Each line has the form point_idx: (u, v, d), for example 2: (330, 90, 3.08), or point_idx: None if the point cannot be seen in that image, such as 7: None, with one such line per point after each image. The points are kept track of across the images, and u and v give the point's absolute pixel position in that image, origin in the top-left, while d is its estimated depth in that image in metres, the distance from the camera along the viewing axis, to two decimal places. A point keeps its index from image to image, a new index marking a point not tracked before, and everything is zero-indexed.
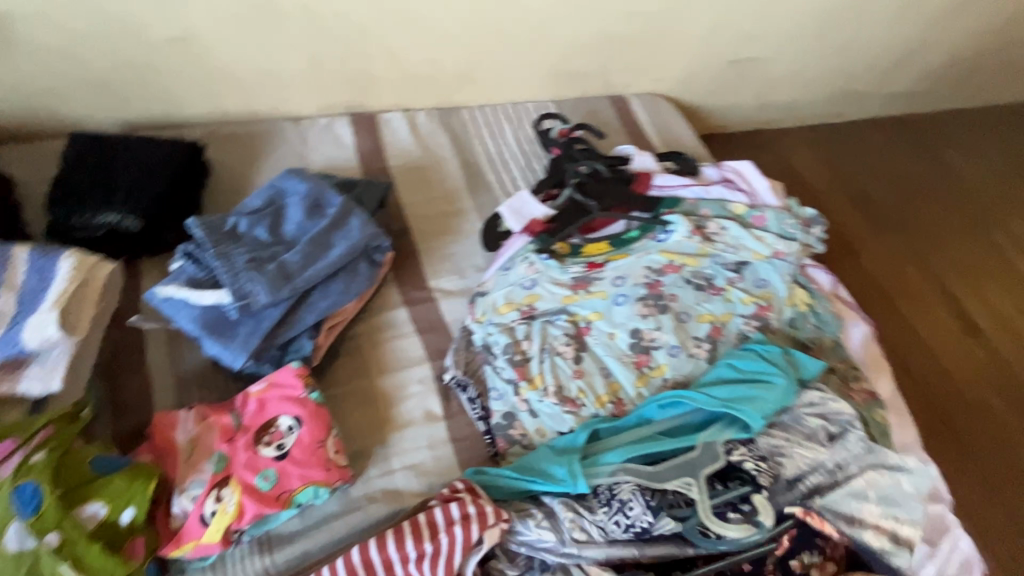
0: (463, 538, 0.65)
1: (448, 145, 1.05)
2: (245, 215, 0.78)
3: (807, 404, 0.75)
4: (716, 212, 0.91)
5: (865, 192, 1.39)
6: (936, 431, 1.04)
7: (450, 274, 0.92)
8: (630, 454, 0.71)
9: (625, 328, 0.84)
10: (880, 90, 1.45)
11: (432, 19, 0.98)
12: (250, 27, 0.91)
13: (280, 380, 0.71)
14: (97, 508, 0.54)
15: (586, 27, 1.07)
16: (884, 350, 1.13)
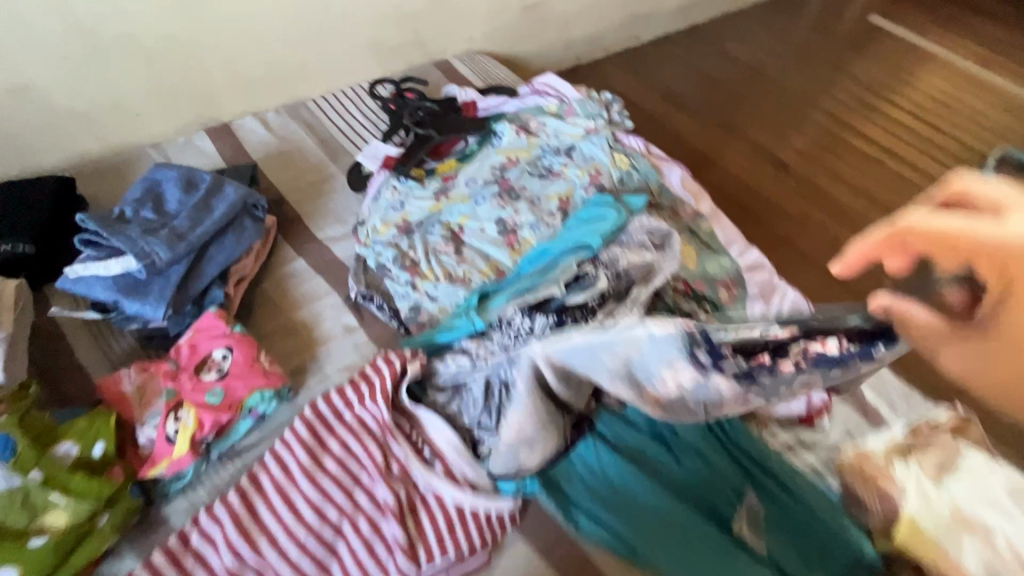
0: (386, 374, 0.82)
1: (302, 130, 1.25)
2: (129, 203, 0.86)
3: (636, 228, 1.06)
4: (538, 115, 1.26)
5: (676, 95, 1.93)
6: (796, 262, 1.46)
7: (335, 224, 1.10)
8: (512, 293, 0.94)
9: (490, 220, 1.09)
10: (642, 15, 2.04)
11: (252, 17, 1.14)
12: (79, 64, 1.01)
13: (204, 325, 0.83)
14: (69, 447, 0.68)
15: (388, 2, 1.32)
16: (747, 219, 1.56)
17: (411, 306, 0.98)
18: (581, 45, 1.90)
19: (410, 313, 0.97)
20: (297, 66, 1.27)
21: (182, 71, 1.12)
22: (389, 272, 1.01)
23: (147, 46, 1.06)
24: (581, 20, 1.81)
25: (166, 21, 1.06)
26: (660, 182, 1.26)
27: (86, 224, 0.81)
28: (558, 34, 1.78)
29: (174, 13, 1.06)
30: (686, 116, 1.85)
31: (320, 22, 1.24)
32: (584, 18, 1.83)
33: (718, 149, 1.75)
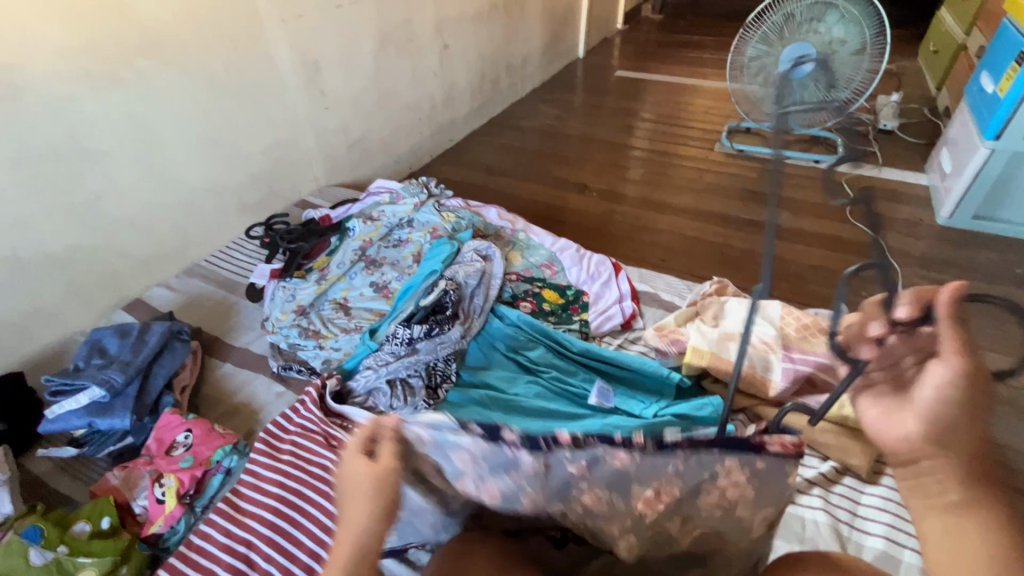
0: (311, 395, 1.12)
1: (201, 282, 1.59)
2: (80, 356, 1.14)
3: (467, 249, 1.47)
4: (378, 207, 1.68)
5: (494, 169, 2.52)
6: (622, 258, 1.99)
7: (248, 331, 1.42)
8: (390, 319, 1.29)
9: (365, 286, 1.45)
10: (451, 123, 2.66)
11: (142, 215, 1.50)
12: (8, 287, 1.29)
13: (165, 420, 1.07)
14: (83, 525, 0.89)
15: (245, 170, 1.74)
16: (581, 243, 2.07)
17: (323, 360, 1.28)
18: (408, 157, 2.43)
19: (324, 365, 1.27)
20: (183, 238, 1.63)
21: (91, 268, 1.43)
22: (299, 345, 1.31)
23: (58, 257, 1.36)
24: (399, 140, 2.34)
25: (72, 235, 1.37)
26: (482, 221, 1.71)
27: (51, 381, 1.07)
28: (386, 154, 2.29)
29: (75, 227, 1.38)
30: (505, 180, 2.44)
31: (192, 200, 1.61)
32: (406, 136, 2.38)
33: (534, 196, 2.34)
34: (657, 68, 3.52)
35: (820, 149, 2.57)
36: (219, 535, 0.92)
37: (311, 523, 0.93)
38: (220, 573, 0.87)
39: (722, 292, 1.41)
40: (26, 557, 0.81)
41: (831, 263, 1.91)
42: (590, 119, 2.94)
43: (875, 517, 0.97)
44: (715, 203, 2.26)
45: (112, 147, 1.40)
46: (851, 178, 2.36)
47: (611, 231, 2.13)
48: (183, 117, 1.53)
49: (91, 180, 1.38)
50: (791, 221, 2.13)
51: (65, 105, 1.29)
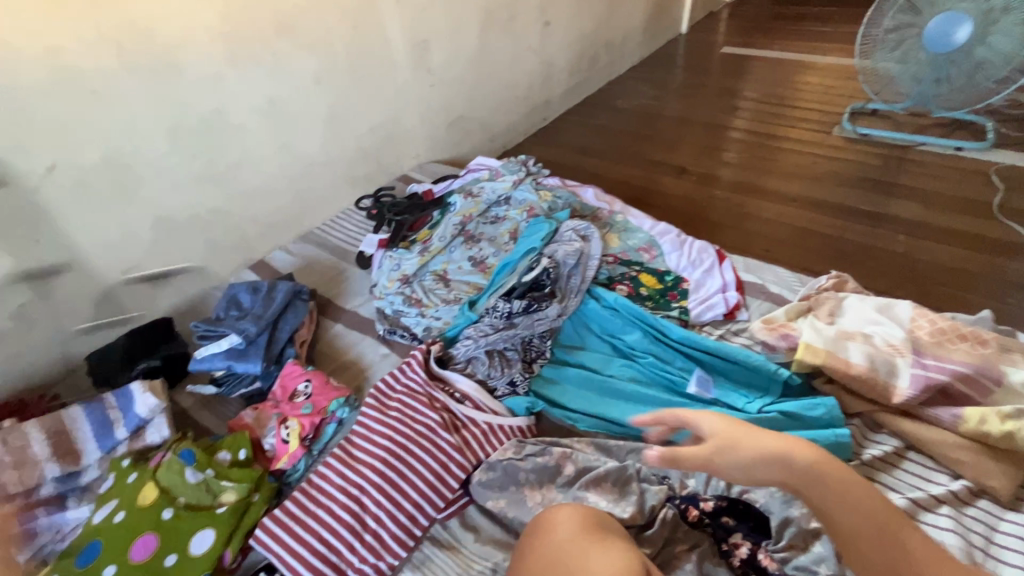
0: (415, 358, 1.18)
1: (316, 249, 1.73)
2: (221, 308, 1.29)
3: (567, 228, 1.46)
4: (477, 184, 1.72)
5: (588, 150, 2.47)
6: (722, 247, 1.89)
7: (357, 296, 1.52)
8: (490, 294, 1.32)
9: (464, 260, 1.49)
10: (546, 102, 2.64)
11: (268, 184, 1.65)
12: (163, 243, 1.48)
13: (289, 371, 1.18)
14: (224, 454, 1.02)
15: (356, 145, 1.84)
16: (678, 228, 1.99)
17: (424, 327, 1.35)
18: (504, 136, 2.45)
19: (425, 332, 1.34)
20: (302, 206, 1.77)
21: (226, 230, 1.60)
22: (403, 311, 1.39)
23: (203, 219, 1.54)
24: (496, 118, 2.36)
25: (214, 200, 1.54)
26: (580, 201, 1.69)
27: (199, 326, 1.22)
28: (483, 133, 2.33)
29: (216, 193, 1.54)
30: (599, 161, 2.39)
31: (310, 171, 1.74)
32: (503, 115, 2.40)
33: (629, 178, 2.27)
34: (770, 43, 3.25)
35: (964, 134, 2.26)
36: (335, 476, 1.01)
37: (416, 475, 1.00)
38: (336, 511, 0.97)
39: (841, 287, 1.29)
40: (183, 475, 0.94)
41: (970, 264, 1.69)
42: (692, 99, 2.79)
43: (1015, 547, 0.86)
44: (830, 192, 2.07)
45: (249, 121, 1.54)
46: (1002, 169, 2.05)
47: (711, 217, 2.03)
48: (308, 94, 1.65)
49: (231, 151, 1.53)
50: (922, 214, 1.91)
51: (214, 82, 1.44)
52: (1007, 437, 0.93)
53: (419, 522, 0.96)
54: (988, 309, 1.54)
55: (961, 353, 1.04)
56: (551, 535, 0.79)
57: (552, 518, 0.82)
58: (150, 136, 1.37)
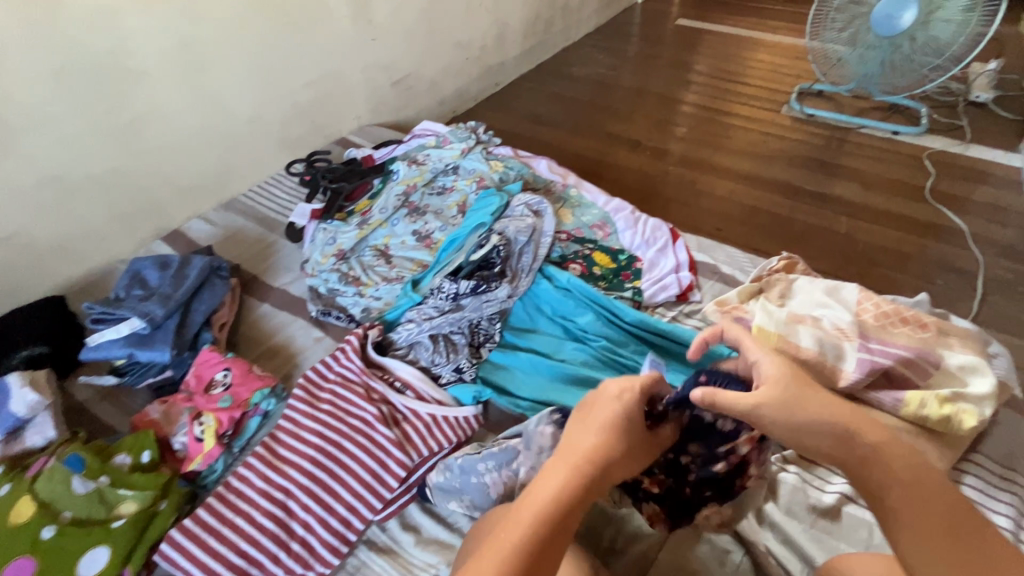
0: (351, 344, 1.08)
1: (240, 218, 1.55)
2: (121, 286, 1.11)
3: (519, 202, 1.37)
4: (423, 151, 1.59)
5: (542, 118, 2.37)
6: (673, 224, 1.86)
7: (287, 273, 1.37)
8: (435, 273, 1.22)
9: (408, 234, 1.38)
10: (499, 65, 2.49)
11: (181, 143, 1.44)
12: (50, 208, 1.26)
13: (204, 358, 1.04)
14: (124, 457, 0.88)
15: (287, 103, 1.65)
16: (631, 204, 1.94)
17: (363, 308, 1.23)
18: (453, 100, 2.29)
19: (363, 313, 1.22)
20: (224, 169, 1.57)
21: (132, 195, 1.40)
22: (338, 291, 1.27)
23: (101, 181, 1.32)
24: (445, 81, 2.20)
25: (114, 159, 1.33)
26: (532, 173, 1.60)
27: (93, 309, 1.05)
28: (431, 95, 2.16)
29: (116, 150, 1.33)
30: (553, 131, 2.29)
31: (233, 129, 1.54)
32: (453, 77, 2.24)
33: (583, 151, 2.20)
34: (724, 17, 3.23)
35: (902, 119, 2.33)
36: (258, 479, 0.90)
37: (350, 474, 0.91)
38: (259, 518, 0.86)
39: (790, 268, 1.29)
40: (69, 485, 0.81)
41: (904, 246, 1.75)
42: (647, 70, 2.73)
43: None
44: (779, 171, 2.08)
45: (154, 66, 1.32)
46: (934, 153, 2.14)
47: (665, 193, 1.99)
48: (228, 38, 1.43)
49: (133, 101, 1.31)
50: (862, 196, 1.96)
51: (108, 16, 1.21)
52: (944, 420, 0.95)
53: (352, 526, 0.87)
54: (919, 291, 1.61)
55: (903, 337, 1.05)
56: (619, 405, 0.63)
57: (620, 388, 0.65)
58: (26, 78, 1.14)
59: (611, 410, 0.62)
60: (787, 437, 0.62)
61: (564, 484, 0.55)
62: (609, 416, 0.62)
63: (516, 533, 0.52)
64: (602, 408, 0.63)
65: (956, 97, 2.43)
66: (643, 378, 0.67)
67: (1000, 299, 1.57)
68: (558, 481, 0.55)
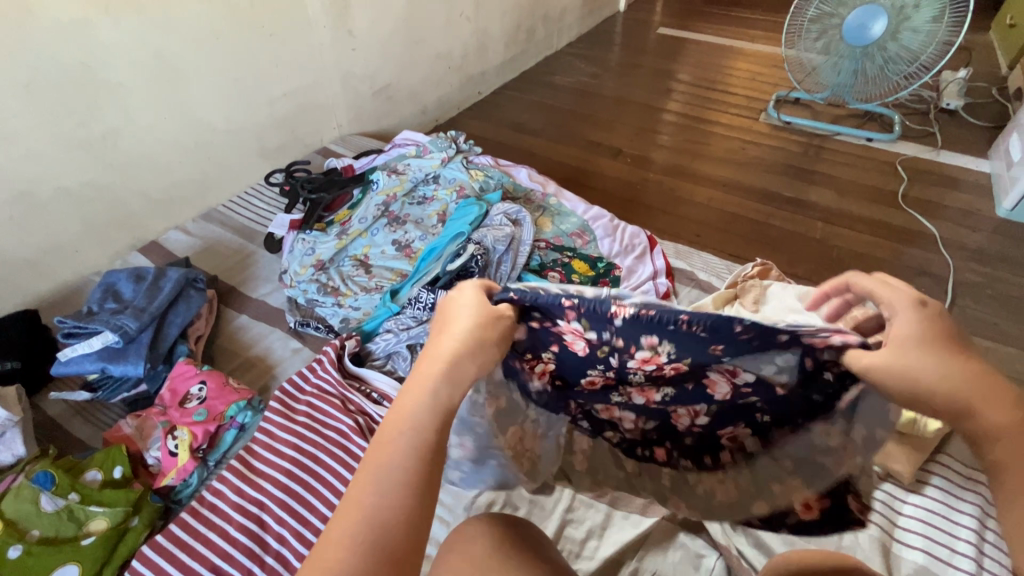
0: (329, 355, 1.08)
1: (219, 229, 1.54)
2: (94, 300, 1.11)
3: (498, 212, 1.38)
4: (403, 160, 1.59)
5: (524, 126, 2.39)
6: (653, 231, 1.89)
7: (266, 283, 1.37)
8: (414, 283, 1.23)
9: (388, 244, 1.38)
10: (481, 74, 2.51)
11: (157, 154, 1.44)
12: (22, 222, 1.25)
13: (179, 372, 1.04)
14: (94, 474, 0.87)
15: (266, 113, 1.65)
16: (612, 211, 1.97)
17: (342, 319, 1.23)
18: (435, 109, 2.30)
19: (342, 324, 1.22)
20: (202, 180, 1.56)
21: (107, 207, 1.39)
22: (317, 301, 1.27)
23: (74, 193, 1.31)
24: (427, 89, 2.21)
25: (87, 171, 1.32)
26: (512, 182, 1.61)
27: (64, 323, 1.04)
28: (412, 104, 2.17)
29: (90, 162, 1.32)
30: (535, 139, 2.31)
31: (211, 140, 1.54)
32: (435, 86, 2.26)
33: (565, 159, 2.22)
34: (703, 27, 3.28)
35: (875, 126, 2.39)
36: (232, 493, 0.89)
37: (326, 486, 0.91)
38: (232, 533, 0.85)
39: (765, 274, 1.31)
40: (37, 503, 0.80)
41: (877, 251, 1.79)
42: (628, 78, 2.77)
43: (915, 529, 0.91)
44: (757, 178, 2.12)
45: (129, 78, 1.32)
46: (906, 160, 2.19)
47: (645, 200, 2.02)
48: (204, 49, 1.43)
49: (107, 113, 1.31)
50: (837, 202, 2.00)
51: (81, 29, 1.21)
52: (912, 424, 0.95)
53: None
54: None
55: None
56: (459, 310, 0.50)
57: (460, 292, 0.53)
58: None
59: (457, 320, 0.49)
60: (903, 398, 0.49)
61: (415, 415, 0.44)
62: (455, 326, 0.49)
63: (362, 491, 0.41)
64: (446, 320, 0.50)
65: (927, 104, 2.50)
66: (472, 285, 0.55)
67: (969, 302, 1.62)
68: (407, 418, 0.44)
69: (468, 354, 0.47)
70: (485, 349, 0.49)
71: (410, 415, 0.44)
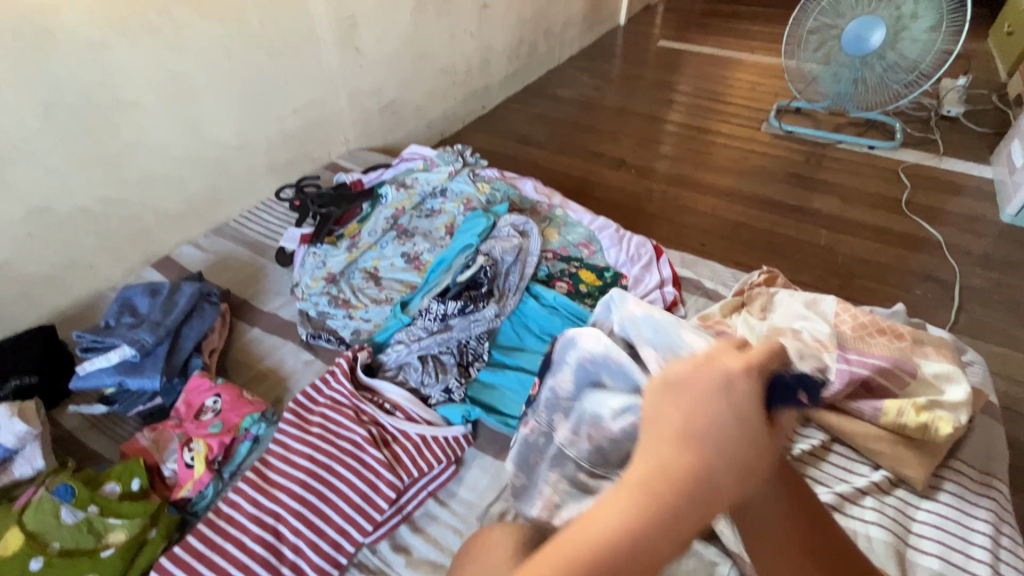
0: (341, 367, 1.09)
1: (230, 243, 1.57)
2: (111, 314, 1.13)
3: (505, 223, 1.40)
4: (410, 174, 1.62)
5: (528, 139, 2.42)
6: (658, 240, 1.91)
7: (277, 296, 1.39)
8: (423, 294, 1.24)
9: (397, 256, 1.40)
10: (485, 88, 2.55)
11: (171, 172, 1.47)
12: (40, 239, 1.27)
13: (194, 385, 1.05)
14: (113, 486, 0.88)
15: (276, 129, 1.68)
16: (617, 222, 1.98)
17: (353, 330, 1.25)
18: (440, 123, 2.34)
19: (353, 335, 1.24)
20: (214, 196, 1.59)
21: (121, 223, 1.41)
22: (328, 313, 1.28)
23: (90, 210, 1.34)
24: (433, 104, 2.25)
25: (103, 188, 1.35)
26: (518, 194, 1.63)
27: (83, 337, 1.06)
28: (418, 118, 2.21)
29: (105, 180, 1.35)
30: (539, 152, 2.34)
31: (221, 157, 1.57)
32: (440, 100, 2.30)
33: (569, 170, 2.24)
34: (703, 38, 3.33)
35: (876, 134, 2.41)
36: (247, 504, 0.90)
37: (340, 497, 0.91)
38: (249, 544, 0.86)
39: (771, 282, 1.32)
40: (58, 516, 0.81)
41: (883, 257, 1.80)
42: (629, 90, 2.80)
43: (929, 535, 0.91)
44: (760, 186, 2.14)
45: (143, 98, 1.35)
46: (908, 167, 2.21)
47: (649, 210, 2.04)
48: (216, 69, 1.47)
49: (123, 132, 1.34)
50: (841, 209, 2.01)
51: (98, 51, 1.24)
52: (922, 428, 0.97)
53: (344, 549, 0.88)
54: (899, 301, 1.65)
55: (881, 347, 1.07)
56: (714, 399, 0.40)
57: (731, 373, 0.42)
58: (16, 111, 1.16)
59: (712, 411, 0.40)
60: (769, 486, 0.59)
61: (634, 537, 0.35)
62: (712, 417, 0.40)
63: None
64: (693, 394, 0.41)
65: (928, 111, 2.52)
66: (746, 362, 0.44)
67: (976, 307, 1.62)
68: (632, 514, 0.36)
69: (726, 467, 0.38)
70: (741, 459, 0.39)
71: (637, 517, 0.36)
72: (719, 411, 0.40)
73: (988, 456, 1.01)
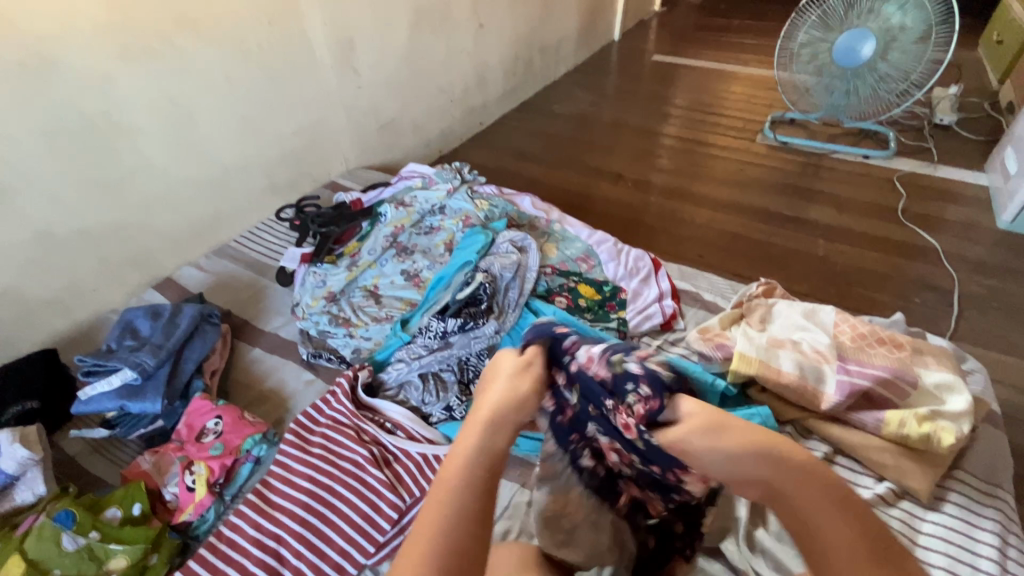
0: (342, 387, 1.09)
1: (231, 264, 1.58)
2: (112, 338, 1.13)
3: (504, 239, 1.41)
4: (410, 192, 1.63)
5: (526, 154, 2.45)
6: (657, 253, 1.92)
7: (278, 316, 1.40)
8: (422, 312, 1.25)
9: (397, 274, 1.41)
10: (483, 106, 2.58)
11: (173, 195, 1.49)
12: (43, 263, 1.29)
13: (195, 407, 1.05)
14: (114, 511, 0.88)
15: (276, 150, 1.71)
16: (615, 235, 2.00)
17: (353, 349, 1.25)
18: (438, 140, 2.36)
19: (354, 354, 1.24)
20: (214, 217, 1.61)
21: (123, 246, 1.42)
22: (329, 332, 1.29)
23: (93, 234, 1.35)
24: (430, 122, 2.28)
25: (106, 212, 1.36)
26: (516, 210, 1.64)
27: (84, 361, 1.07)
28: (417, 136, 2.24)
29: (108, 204, 1.36)
30: (537, 167, 2.36)
31: (223, 179, 1.58)
32: (439, 118, 2.33)
33: (567, 184, 2.26)
34: (696, 52, 3.38)
35: (871, 143, 2.43)
36: (249, 527, 0.90)
37: (341, 518, 0.91)
38: (250, 568, 0.86)
39: (769, 293, 1.33)
40: (59, 542, 0.81)
41: (880, 266, 1.80)
42: (625, 105, 2.83)
43: (936, 547, 0.90)
44: (756, 197, 2.15)
45: (146, 123, 1.38)
46: (903, 175, 2.22)
47: (647, 223, 2.05)
48: (217, 93, 1.50)
49: (126, 156, 1.36)
50: (837, 219, 2.02)
51: (101, 79, 1.27)
52: (924, 439, 0.97)
53: (346, 571, 0.87)
54: (898, 310, 1.65)
55: (881, 357, 1.07)
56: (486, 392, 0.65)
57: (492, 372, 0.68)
58: (21, 138, 1.18)
59: (479, 412, 0.63)
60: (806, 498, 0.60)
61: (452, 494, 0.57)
62: (482, 413, 0.62)
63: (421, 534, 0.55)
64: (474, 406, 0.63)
65: (921, 120, 2.54)
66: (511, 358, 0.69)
67: (975, 314, 1.62)
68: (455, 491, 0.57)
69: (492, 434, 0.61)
70: (500, 421, 0.62)
71: (457, 490, 0.57)
72: (499, 399, 0.63)
73: (992, 466, 1.00)
